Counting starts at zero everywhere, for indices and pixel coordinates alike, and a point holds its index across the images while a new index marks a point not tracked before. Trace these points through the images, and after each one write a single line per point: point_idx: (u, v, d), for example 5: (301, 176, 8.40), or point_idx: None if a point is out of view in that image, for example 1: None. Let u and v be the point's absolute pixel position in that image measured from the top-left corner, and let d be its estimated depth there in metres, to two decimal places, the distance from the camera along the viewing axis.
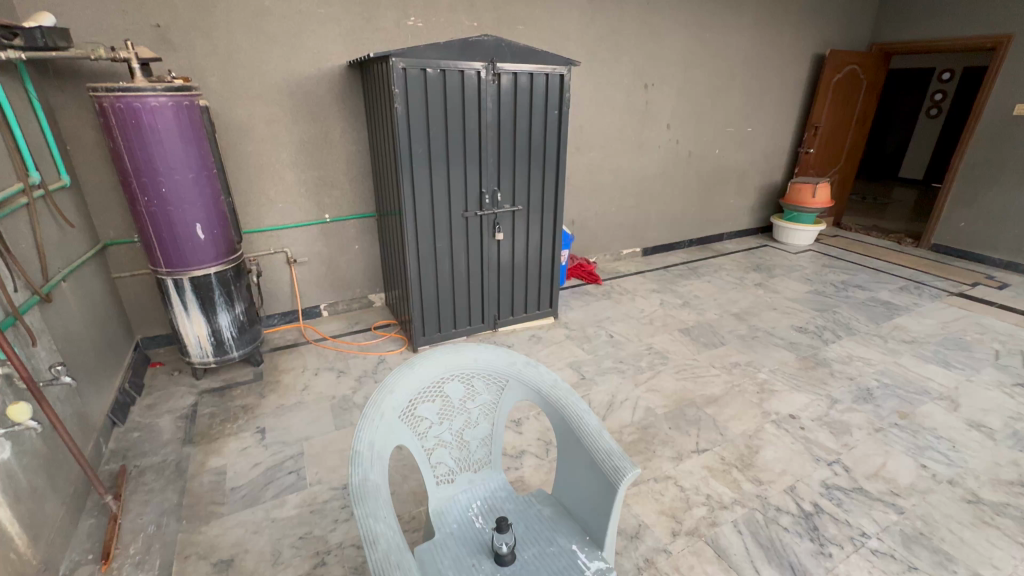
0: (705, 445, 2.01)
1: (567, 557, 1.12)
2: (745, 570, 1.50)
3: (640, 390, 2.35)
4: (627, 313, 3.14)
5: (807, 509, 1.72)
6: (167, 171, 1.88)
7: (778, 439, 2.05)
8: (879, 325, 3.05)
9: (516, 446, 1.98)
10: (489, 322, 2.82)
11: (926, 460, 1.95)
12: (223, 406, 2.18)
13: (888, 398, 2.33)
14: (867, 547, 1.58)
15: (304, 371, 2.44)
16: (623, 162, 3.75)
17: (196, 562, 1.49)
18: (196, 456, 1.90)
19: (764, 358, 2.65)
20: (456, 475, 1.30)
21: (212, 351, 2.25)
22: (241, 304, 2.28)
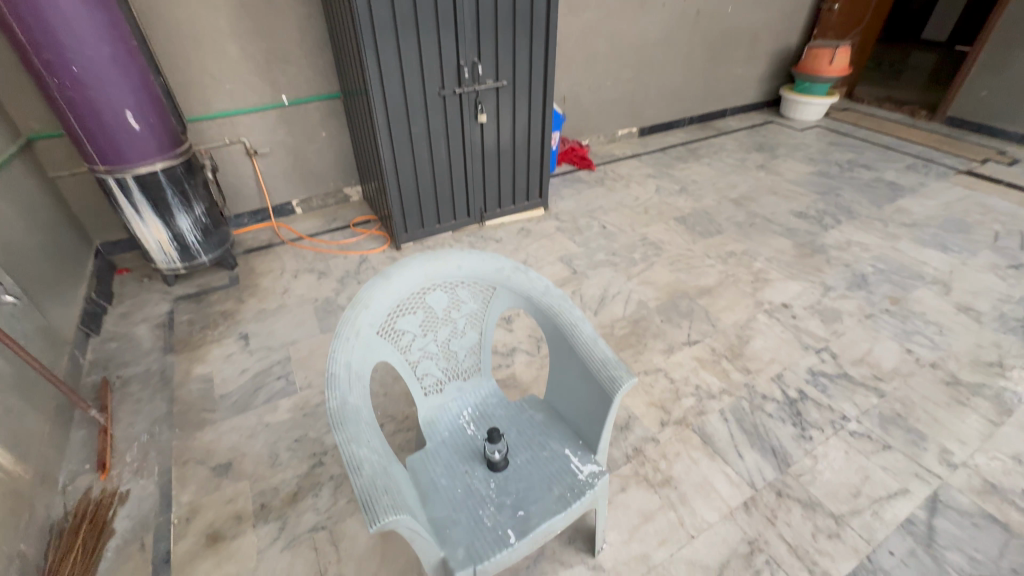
0: (696, 337, 2.00)
1: (559, 462, 1.12)
2: (728, 454, 1.57)
3: (633, 283, 2.29)
4: (621, 201, 2.97)
5: (791, 396, 1.76)
6: (74, 45, 1.54)
7: (769, 329, 2.04)
8: (881, 208, 2.94)
9: (506, 343, 1.96)
10: (475, 216, 2.65)
11: (911, 344, 1.98)
12: (201, 313, 2.09)
13: (881, 284, 2.31)
14: (846, 429, 1.65)
15: (283, 274, 2.31)
16: (622, 26, 3.28)
17: (195, 467, 1.52)
18: (180, 364, 1.86)
19: (761, 247, 2.56)
20: (445, 384, 1.25)
21: (178, 256, 2.10)
22: (201, 205, 2.08)
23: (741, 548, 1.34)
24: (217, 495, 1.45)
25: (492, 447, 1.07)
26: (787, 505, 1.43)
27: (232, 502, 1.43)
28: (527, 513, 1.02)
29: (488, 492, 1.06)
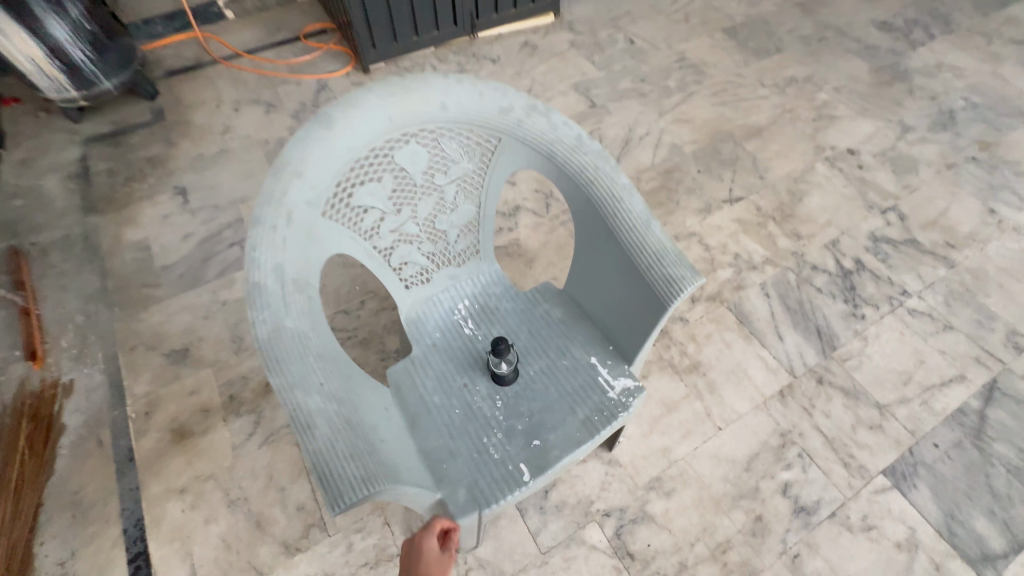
0: (740, 194, 1.64)
1: (583, 374, 0.87)
2: (767, 336, 1.36)
3: (666, 121, 1.82)
4: (654, 5, 2.27)
5: (846, 267, 1.49)
6: None
7: (828, 183, 1.67)
8: (987, 18, 2.27)
9: (508, 201, 1.59)
10: (464, 26, 2.01)
11: (996, 203, 1.64)
12: (122, 160, 1.66)
13: (972, 123, 1.85)
14: (905, 307, 1.42)
15: (220, 106, 1.80)
16: None
17: (146, 354, 1.29)
18: (107, 228, 1.51)
19: (830, 72, 2.01)
20: (432, 273, 0.93)
21: (69, 82, 1.57)
22: (76, 3, 1.49)
23: (773, 441, 1.20)
24: (177, 386, 1.25)
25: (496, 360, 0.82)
26: (828, 394, 1.27)
27: (195, 394, 1.24)
28: (544, 443, 0.80)
29: (493, 414, 0.84)
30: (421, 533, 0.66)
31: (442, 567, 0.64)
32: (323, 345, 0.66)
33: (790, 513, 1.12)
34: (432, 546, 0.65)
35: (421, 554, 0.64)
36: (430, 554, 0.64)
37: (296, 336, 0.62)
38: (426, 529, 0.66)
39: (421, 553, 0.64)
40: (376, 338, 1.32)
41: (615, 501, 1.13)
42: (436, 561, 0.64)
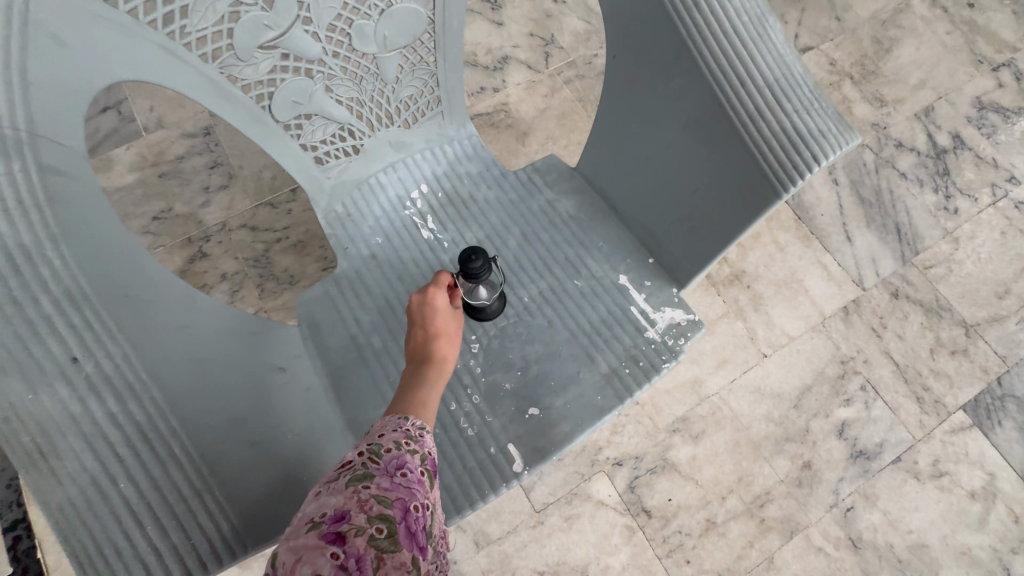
0: (808, 42, 1.20)
1: (605, 305, 0.55)
2: (831, 237, 1.04)
3: None
4: None
5: (940, 145, 1.13)
6: None
7: (926, 28, 1.23)
8: None
9: (492, 49, 1.14)
10: None
11: None
12: None
13: None
14: (1010, 198, 1.09)
15: None
16: None
17: None
18: None
19: None
20: (359, 138, 0.56)
21: None
22: None
23: (831, 371, 0.95)
24: None
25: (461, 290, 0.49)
26: (903, 311, 0.99)
27: None
28: (545, 411, 0.51)
29: (465, 366, 0.54)
30: (435, 285, 0.47)
31: (459, 325, 0.47)
32: (97, 276, 0.35)
33: (845, 459, 0.90)
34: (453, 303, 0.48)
35: (434, 310, 0.46)
36: (453, 309, 0.47)
37: (7, 259, 0.31)
38: (435, 281, 0.48)
39: (439, 308, 0.46)
40: (315, 242, 0.98)
41: (629, 446, 0.89)
42: (459, 321, 0.47)
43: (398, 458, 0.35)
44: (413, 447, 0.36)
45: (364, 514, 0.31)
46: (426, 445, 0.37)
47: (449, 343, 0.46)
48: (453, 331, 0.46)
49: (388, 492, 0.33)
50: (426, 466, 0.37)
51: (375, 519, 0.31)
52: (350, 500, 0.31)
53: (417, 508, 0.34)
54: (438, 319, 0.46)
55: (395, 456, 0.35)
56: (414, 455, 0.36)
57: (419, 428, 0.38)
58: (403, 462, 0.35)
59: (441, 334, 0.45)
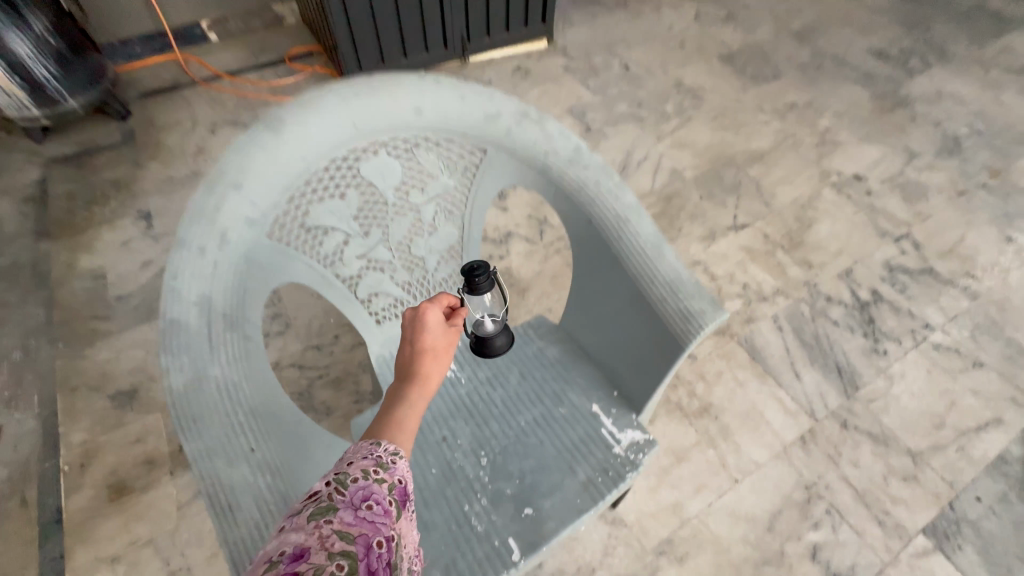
0: (745, 220, 1.54)
1: (583, 426, 0.73)
2: (783, 374, 1.24)
3: (665, 145, 1.75)
4: (650, 32, 2.23)
5: (863, 298, 1.38)
6: None
7: (837, 210, 1.59)
8: (982, 48, 2.27)
9: (499, 227, 1.48)
10: (455, 49, 1.96)
11: (1014, 231, 1.56)
12: (85, 183, 1.54)
13: (979, 150, 1.80)
14: (929, 341, 1.31)
15: (195, 129, 1.70)
16: None
17: (88, 396, 1.14)
18: (60, 255, 1.38)
19: (830, 98, 1.97)
20: None
21: (31, 99, 1.47)
22: (43, 17, 1.41)
23: (797, 495, 1.06)
24: (120, 433, 1.10)
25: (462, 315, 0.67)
26: (854, 440, 1.14)
27: (140, 443, 1.09)
28: (537, 511, 0.66)
29: (477, 475, 0.70)
30: (425, 309, 0.57)
31: (446, 342, 0.57)
32: (264, 399, 0.55)
33: None
34: (445, 322, 0.58)
35: (424, 331, 0.56)
36: (444, 329, 0.57)
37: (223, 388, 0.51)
38: (425, 307, 0.57)
39: (429, 327, 0.56)
40: (350, 377, 1.18)
41: (620, 568, 0.98)
42: (446, 340, 0.57)
43: (363, 492, 0.43)
44: (378, 478, 0.44)
45: (324, 550, 0.37)
46: (392, 475, 0.45)
47: (437, 359, 0.55)
48: (438, 350, 0.56)
49: (350, 526, 0.40)
50: (391, 497, 0.44)
51: (336, 556, 0.37)
52: (311, 538, 0.37)
53: (378, 544, 0.40)
54: (427, 337, 0.56)
55: (360, 491, 0.42)
56: (378, 489, 0.44)
57: (390, 455, 0.47)
58: (367, 495, 0.43)
59: (426, 354, 0.55)
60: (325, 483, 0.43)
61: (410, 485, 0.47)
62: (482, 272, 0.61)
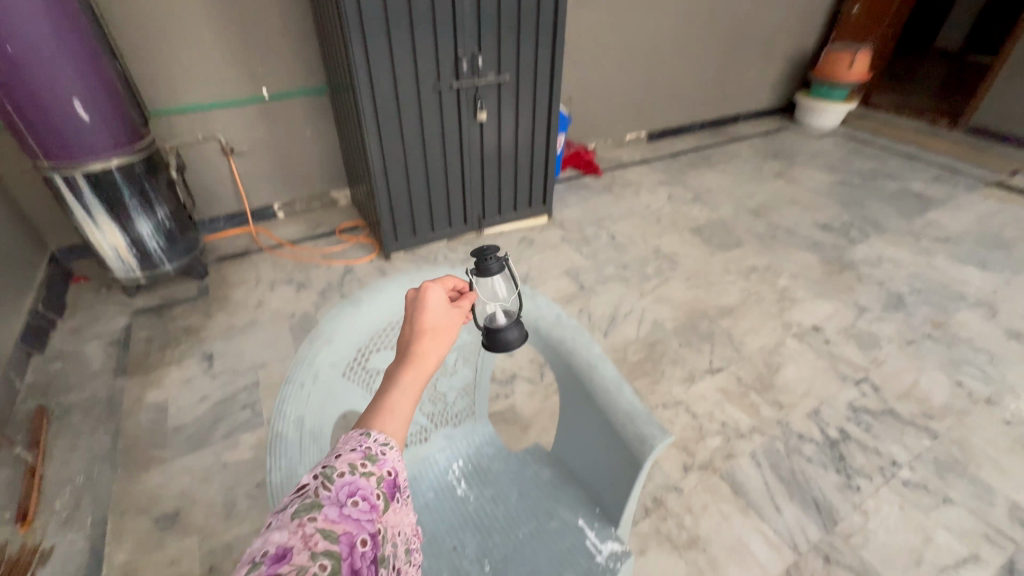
0: (720, 365, 1.77)
1: (571, 538, 0.88)
2: (764, 507, 1.34)
3: (647, 301, 2.07)
4: (632, 210, 2.74)
5: (832, 436, 1.54)
6: (4, 19, 1.32)
7: (800, 356, 1.82)
8: (911, 222, 2.72)
9: (506, 369, 1.72)
10: (473, 224, 2.42)
11: (962, 376, 1.76)
12: (162, 329, 1.86)
13: (920, 306, 2.09)
14: (898, 478, 1.42)
15: (258, 286, 2.08)
16: (633, 22, 3.00)
17: (135, 518, 1.28)
18: (132, 390, 1.62)
19: (785, 262, 2.34)
20: (430, 433, 1.02)
21: (138, 265, 1.87)
22: (166, 207, 1.85)
23: None
24: (158, 555, 1.21)
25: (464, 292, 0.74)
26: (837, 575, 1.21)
27: (174, 564, 1.19)
28: None
29: None
30: (424, 294, 0.64)
31: (442, 319, 0.62)
32: None
33: None
34: (445, 306, 0.64)
35: (423, 311, 0.62)
36: (444, 311, 0.63)
37: None
38: (425, 292, 0.64)
39: (430, 309, 0.63)
40: None
41: None
42: (441, 319, 0.63)
43: (349, 488, 0.46)
44: (365, 473, 0.48)
45: (307, 550, 0.39)
46: (380, 469, 0.50)
47: (435, 338, 0.61)
48: (434, 327, 0.61)
49: (335, 523, 0.43)
50: (378, 491, 0.49)
51: (319, 556, 0.39)
52: (294, 538, 0.40)
53: (361, 542, 0.44)
54: (427, 317, 0.62)
55: (346, 487, 0.46)
56: (364, 483, 0.48)
57: (380, 447, 0.51)
58: (354, 491, 0.47)
59: (422, 333, 0.61)
60: (314, 478, 0.47)
61: (398, 477, 0.51)
62: (492, 259, 0.70)
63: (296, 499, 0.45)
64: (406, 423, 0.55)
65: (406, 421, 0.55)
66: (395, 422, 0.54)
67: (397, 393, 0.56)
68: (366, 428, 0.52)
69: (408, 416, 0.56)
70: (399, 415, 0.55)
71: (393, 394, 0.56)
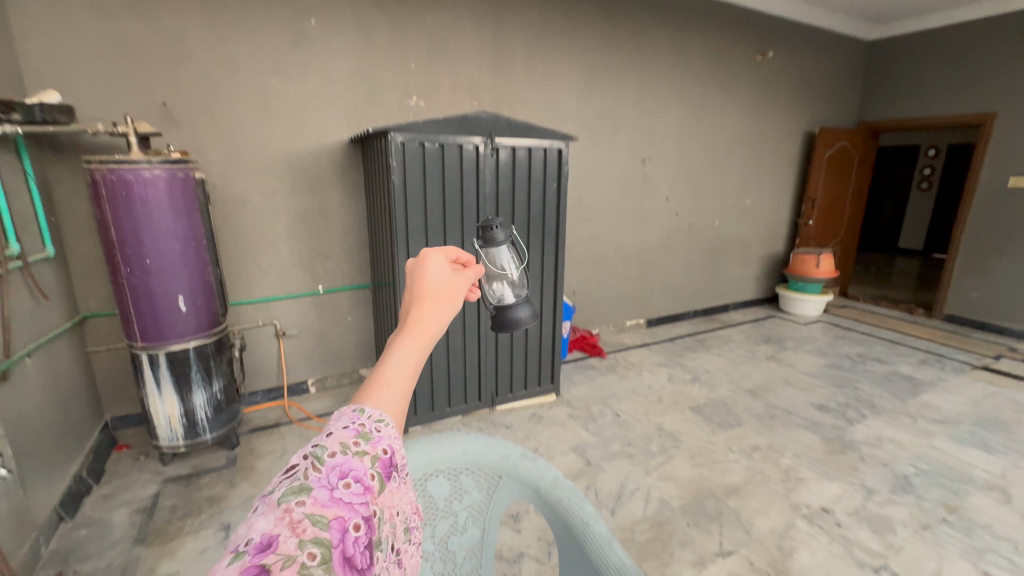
0: (730, 547, 1.76)
1: None
2: None
3: (653, 477, 2.13)
4: (635, 389, 2.94)
5: None
6: (152, 242, 1.81)
7: (813, 540, 1.79)
8: (906, 403, 2.84)
9: (513, 547, 1.73)
10: (486, 401, 2.62)
11: (987, 565, 1.70)
12: (187, 497, 1.96)
13: (929, 488, 2.10)
14: None
15: (282, 456, 2.22)
16: (625, 234, 3.64)
17: None
18: (147, 559, 1.66)
19: (787, 441, 2.42)
20: None
21: (183, 434, 2.06)
22: (220, 381, 2.13)
23: None
24: None
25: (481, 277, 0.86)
26: None
27: None
28: None
29: None
30: (424, 257, 0.54)
31: (443, 283, 0.53)
32: None
33: None
34: (448, 270, 0.54)
35: (422, 276, 0.53)
36: (447, 276, 0.54)
37: None
38: (425, 256, 0.55)
39: (430, 274, 0.53)
40: None
41: None
42: (442, 282, 0.53)
43: (340, 470, 0.39)
44: (358, 452, 0.41)
45: (294, 538, 0.33)
46: (376, 447, 0.42)
47: (437, 305, 0.51)
48: (432, 293, 0.52)
49: (326, 508, 0.36)
50: (373, 472, 0.41)
51: (306, 544, 0.33)
52: (279, 526, 0.33)
53: (355, 529, 0.37)
54: (426, 281, 0.52)
55: (338, 468, 0.39)
56: (359, 462, 0.40)
57: (374, 423, 0.43)
58: (346, 472, 0.39)
59: (422, 297, 0.51)
60: (304, 458, 0.40)
61: (395, 456, 0.44)
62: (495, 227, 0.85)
63: (284, 481, 0.38)
64: (405, 396, 0.46)
65: (406, 395, 0.46)
66: (391, 395, 0.45)
67: (392, 362, 0.46)
68: (358, 400, 0.44)
69: (407, 388, 0.46)
70: (397, 389, 0.45)
71: (389, 363, 0.46)
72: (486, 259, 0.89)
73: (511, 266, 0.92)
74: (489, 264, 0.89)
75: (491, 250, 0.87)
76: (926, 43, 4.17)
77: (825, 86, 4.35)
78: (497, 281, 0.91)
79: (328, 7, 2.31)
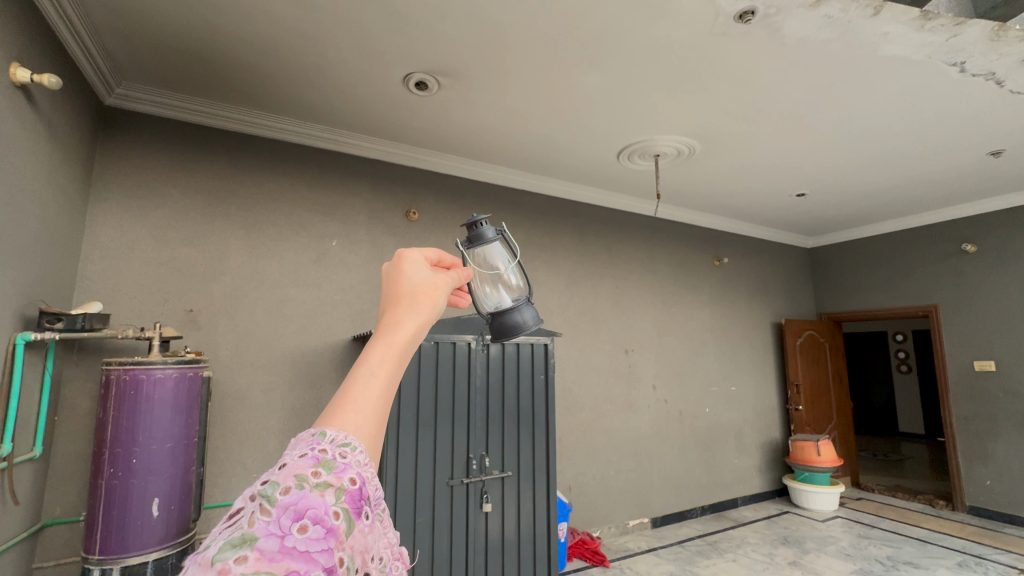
0: None
1: None
2: None
3: None
4: None
5: None
6: (146, 439, 1.83)
7: None
8: None
9: None
10: None
11: None
12: None
13: None
14: None
15: None
16: (616, 423, 3.64)
17: None
18: None
19: None
20: None
21: None
22: None
23: None
24: None
25: (470, 282, 0.82)
26: None
27: None
28: None
29: None
30: (401, 258, 0.56)
31: (418, 283, 0.54)
32: None
33: None
34: (427, 273, 0.55)
35: (399, 278, 0.54)
36: (425, 279, 0.55)
37: None
38: (401, 257, 0.56)
39: (407, 277, 0.54)
40: None
41: None
42: (417, 281, 0.54)
43: (294, 510, 0.36)
44: (317, 487, 0.38)
45: None
46: (340, 478, 0.40)
47: (413, 308, 0.52)
48: (405, 297, 0.53)
49: (273, 560, 0.32)
50: (337, 509, 0.39)
51: None
52: None
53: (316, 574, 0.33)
54: (402, 285, 0.54)
55: (291, 508, 0.36)
56: (319, 496, 0.38)
57: (338, 449, 0.42)
58: (302, 513, 0.37)
59: (398, 302, 0.52)
60: (253, 499, 0.38)
61: (365, 489, 0.42)
62: (481, 224, 0.85)
63: (230, 530, 0.36)
64: (378, 416, 0.46)
65: (379, 416, 0.46)
66: (360, 416, 0.45)
67: (362, 374, 0.46)
68: (322, 424, 0.44)
69: (378, 408, 0.46)
70: (367, 407, 0.45)
71: (359, 379, 0.46)
72: (476, 262, 0.87)
73: (505, 267, 0.89)
74: (480, 265, 0.87)
75: (481, 248, 0.85)
76: (857, 250, 4.88)
77: (779, 285, 4.91)
78: (491, 285, 0.87)
79: (347, 233, 2.79)
